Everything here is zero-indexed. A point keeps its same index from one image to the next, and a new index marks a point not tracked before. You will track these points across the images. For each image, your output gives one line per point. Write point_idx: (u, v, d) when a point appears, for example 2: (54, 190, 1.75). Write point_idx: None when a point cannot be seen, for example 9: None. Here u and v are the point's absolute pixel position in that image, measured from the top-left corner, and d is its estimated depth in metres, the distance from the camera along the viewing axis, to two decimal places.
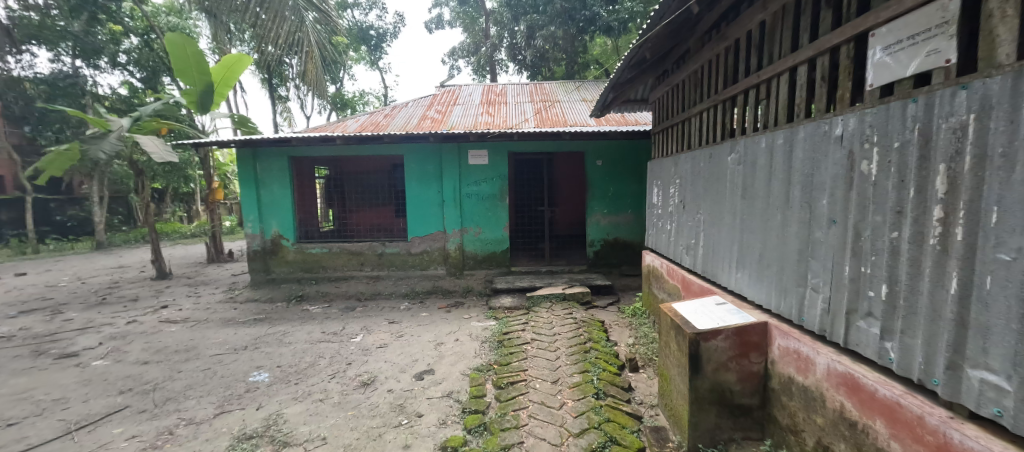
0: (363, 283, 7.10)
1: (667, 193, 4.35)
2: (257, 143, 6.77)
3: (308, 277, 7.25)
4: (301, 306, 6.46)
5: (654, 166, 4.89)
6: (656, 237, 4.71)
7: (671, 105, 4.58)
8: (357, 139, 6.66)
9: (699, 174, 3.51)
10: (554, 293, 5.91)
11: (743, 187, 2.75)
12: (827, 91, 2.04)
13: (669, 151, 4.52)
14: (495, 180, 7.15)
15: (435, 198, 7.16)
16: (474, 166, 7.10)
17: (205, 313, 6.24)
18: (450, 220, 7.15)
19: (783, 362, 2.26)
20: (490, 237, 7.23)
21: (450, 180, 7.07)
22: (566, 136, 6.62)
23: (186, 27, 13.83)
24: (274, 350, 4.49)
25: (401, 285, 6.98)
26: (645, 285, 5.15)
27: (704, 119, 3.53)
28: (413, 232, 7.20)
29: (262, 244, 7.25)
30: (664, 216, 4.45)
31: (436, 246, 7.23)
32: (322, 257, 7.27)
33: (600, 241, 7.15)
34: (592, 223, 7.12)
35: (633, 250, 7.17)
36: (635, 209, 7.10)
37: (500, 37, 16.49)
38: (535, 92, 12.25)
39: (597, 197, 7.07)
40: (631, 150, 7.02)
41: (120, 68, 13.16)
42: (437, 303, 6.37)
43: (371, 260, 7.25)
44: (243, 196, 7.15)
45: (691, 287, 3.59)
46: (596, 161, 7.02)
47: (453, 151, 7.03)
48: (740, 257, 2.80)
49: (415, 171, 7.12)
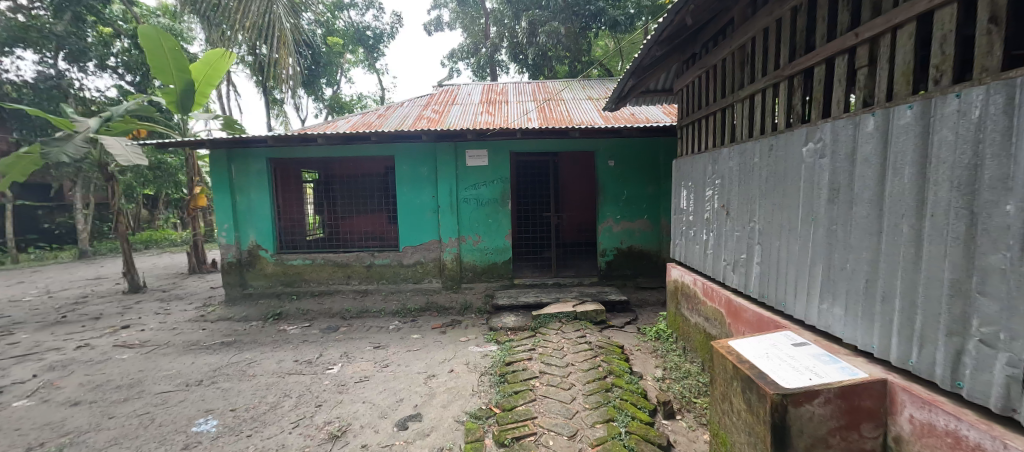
0: (349, 299, 6.37)
1: (701, 197, 3.64)
2: (232, 143, 6.08)
3: (288, 292, 6.52)
4: (277, 326, 5.73)
5: (681, 165, 4.19)
6: (687, 249, 3.98)
7: (702, 92, 3.87)
8: (341, 138, 5.97)
9: (752, 173, 2.80)
10: (564, 311, 5.18)
11: (832, 189, 2.03)
12: (1005, 37, 1.31)
13: (701, 147, 3.82)
14: (496, 183, 6.45)
15: (429, 204, 6.46)
16: (473, 168, 6.41)
17: (168, 335, 5.51)
18: (445, 227, 6.43)
19: (925, 445, 1.53)
20: (491, 246, 6.51)
21: (446, 183, 6.37)
22: (574, 133, 5.92)
23: (179, 29, 13.30)
24: (233, 387, 3.76)
25: (392, 301, 6.25)
26: (671, 303, 4.43)
27: (758, 103, 2.81)
28: (405, 242, 6.49)
29: (237, 255, 6.53)
30: (698, 225, 3.73)
31: (431, 256, 6.50)
32: (304, 270, 6.56)
33: (613, 250, 6.43)
34: (603, 230, 6.40)
35: (650, 260, 6.44)
36: (652, 214, 6.38)
37: (500, 37, 15.94)
38: (539, 91, 11.61)
39: (609, 201, 6.35)
40: (648, 148, 6.30)
41: (109, 71, 12.49)
42: (431, 322, 5.64)
43: (359, 272, 6.54)
44: (215, 202, 6.44)
45: (743, 315, 2.85)
46: (608, 162, 6.32)
47: (449, 151, 6.33)
48: (828, 282, 2.07)
49: (407, 173, 6.42)
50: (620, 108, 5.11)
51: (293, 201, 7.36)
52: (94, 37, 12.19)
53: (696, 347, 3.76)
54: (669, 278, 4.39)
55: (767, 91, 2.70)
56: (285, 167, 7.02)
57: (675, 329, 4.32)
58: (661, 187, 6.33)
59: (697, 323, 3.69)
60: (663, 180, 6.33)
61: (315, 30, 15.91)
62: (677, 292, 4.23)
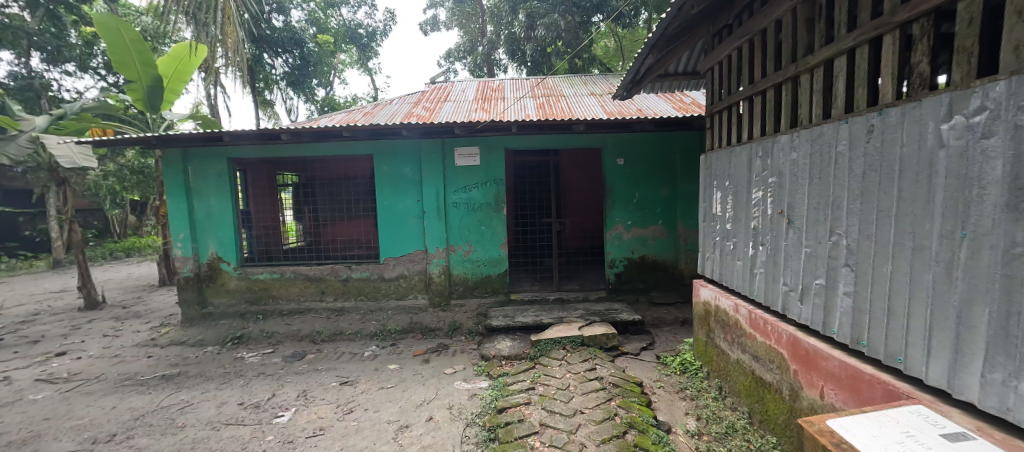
0: (322, 318, 5.56)
1: (744, 200, 2.85)
2: (184, 140, 5.29)
3: (253, 311, 5.72)
4: (234, 353, 4.92)
5: (711, 160, 3.40)
6: (723, 265, 3.18)
7: (739, 69, 3.08)
8: (309, 134, 5.18)
9: (833, 167, 2.01)
10: (569, 336, 4.37)
11: (1015, 187, 1.25)
12: None
13: (740, 137, 3.02)
14: (489, 185, 5.66)
15: (413, 209, 5.67)
16: (463, 167, 5.63)
17: (104, 366, 4.70)
18: (431, 236, 5.64)
19: None
20: (484, 257, 5.72)
21: (432, 185, 5.59)
22: (579, 126, 5.13)
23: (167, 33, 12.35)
24: (149, 446, 2.96)
25: (370, 321, 5.42)
26: (698, 330, 3.64)
27: (839, 71, 2.02)
28: (386, 252, 5.70)
29: (195, 269, 5.74)
30: (739, 235, 2.94)
31: (416, 268, 5.72)
32: (272, 285, 5.76)
33: (623, 260, 5.64)
34: (612, 238, 5.60)
35: (665, 272, 5.65)
36: (667, 218, 5.59)
37: (497, 32, 15.22)
38: (537, 88, 10.85)
39: (618, 205, 5.56)
40: (662, 143, 5.52)
41: (92, 72, 11.64)
42: (413, 348, 4.82)
43: (334, 288, 5.74)
44: (170, 208, 5.65)
45: (823, 365, 2.05)
46: (617, 160, 5.53)
47: (435, 149, 5.55)
48: (1008, 339, 1.28)
49: (388, 174, 5.64)
50: (635, 94, 4.34)
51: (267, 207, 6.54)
52: (77, 37, 11.38)
53: (739, 391, 2.95)
54: (697, 299, 3.61)
55: (858, 51, 1.90)
56: (255, 169, 6.24)
57: (706, 362, 3.52)
58: (678, 188, 5.54)
59: (742, 361, 2.89)
60: (679, 180, 5.53)
61: (304, 26, 15.21)
62: (707, 318, 3.44)
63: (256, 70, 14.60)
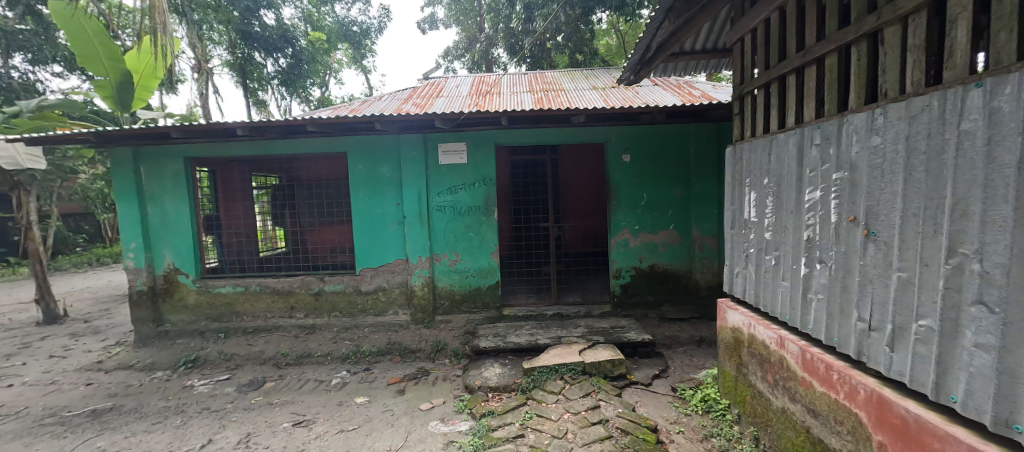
0: (291, 337, 4.92)
1: (794, 203, 2.18)
2: (131, 138, 4.67)
3: (213, 328, 5.11)
4: (183, 381, 4.29)
5: (742, 152, 2.73)
6: (761, 285, 2.52)
7: (781, 35, 2.40)
8: (271, 130, 4.55)
9: (952, 156, 1.35)
10: (568, 363, 3.71)
11: None
12: None
13: (783, 121, 2.35)
14: (478, 187, 5.01)
15: (392, 214, 5.03)
16: (448, 166, 4.99)
17: (32, 398, 4.08)
18: (413, 244, 4.98)
19: None
20: (472, 267, 5.07)
21: (413, 186, 4.94)
22: (579, 117, 4.47)
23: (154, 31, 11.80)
24: None
25: (342, 341, 4.78)
26: (725, 361, 2.97)
27: (956, 14, 1.35)
28: (363, 263, 5.07)
29: (149, 282, 5.12)
30: (784, 248, 2.28)
31: (396, 280, 5.07)
32: (235, 300, 5.14)
33: (630, 271, 4.97)
34: (617, 245, 4.94)
35: (677, 283, 4.98)
36: (679, 222, 4.92)
37: (495, 26, 14.49)
38: (535, 82, 10.22)
39: (624, 207, 4.90)
40: (673, 137, 4.85)
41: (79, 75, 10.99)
42: (388, 375, 4.17)
43: (305, 303, 5.12)
44: (120, 214, 5.04)
45: (933, 446, 1.41)
46: (622, 156, 4.87)
47: (415, 146, 4.91)
48: None
49: (364, 174, 5.00)
50: (645, 76, 3.71)
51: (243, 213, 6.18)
52: None
53: (785, 449, 2.28)
54: (724, 322, 2.96)
55: None
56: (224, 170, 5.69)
57: (736, 402, 2.85)
58: (692, 188, 4.86)
59: (789, 412, 2.23)
60: (693, 179, 4.85)
61: (295, 22, 14.66)
62: (738, 347, 2.78)
63: (247, 69, 13.96)
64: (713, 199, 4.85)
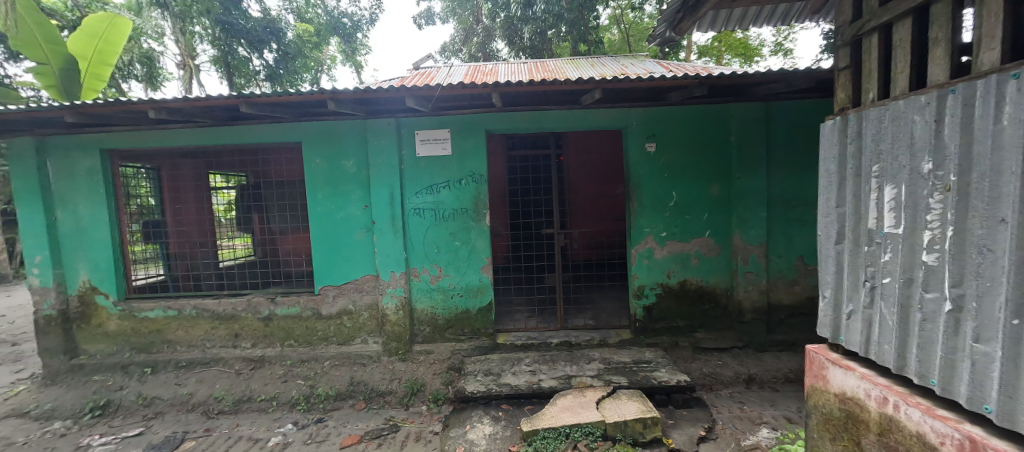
0: (232, 374, 3.94)
1: (1011, 204, 1.18)
2: (25, 124, 3.70)
3: (139, 362, 4.13)
4: (80, 438, 3.30)
5: (867, 123, 1.72)
6: (915, 340, 1.51)
7: None
8: (198, 111, 3.57)
9: None
10: (583, 424, 2.72)
11: None
12: None
13: (974, 61, 1.33)
14: (465, 184, 4.01)
15: (359, 219, 4.02)
16: (428, 159, 4.00)
17: None
18: (384, 256, 3.98)
19: None
20: (459, 284, 4.07)
21: (384, 184, 3.94)
22: (592, 95, 3.45)
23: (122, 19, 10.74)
24: None
25: (294, 380, 3.78)
26: (826, 441, 1.98)
27: None
28: (323, 280, 4.07)
29: (59, 305, 4.14)
30: (981, 287, 1.28)
31: (364, 301, 4.09)
32: (166, 326, 4.16)
33: (655, 289, 3.98)
34: (639, 256, 3.94)
35: (715, 304, 3.98)
36: (718, 228, 3.92)
37: (493, 15, 13.38)
38: (536, 71, 9.25)
39: (648, 209, 3.91)
40: (710, 121, 3.85)
41: None
42: (343, 432, 3.17)
43: (252, 330, 4.14)
44: (21, 221, 4.06)
45: None
46: (645, 145, 3.87)
47: (388, 133, 3.92)
48: None
49: (324, 170, 4.00)
50: (688, 31, 2.70)
51: (197, 215, 5.46)
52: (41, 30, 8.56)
53: None
54: (824, 383, 1.97)
55: None
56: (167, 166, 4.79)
57: None
58: (735, 185, 3.85)
59: None
60: (736, 173, 3.84)
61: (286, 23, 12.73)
62: (854, 428, 1.79)
63: (239, 70, 11.93)
64: (762, 198, 3.83)
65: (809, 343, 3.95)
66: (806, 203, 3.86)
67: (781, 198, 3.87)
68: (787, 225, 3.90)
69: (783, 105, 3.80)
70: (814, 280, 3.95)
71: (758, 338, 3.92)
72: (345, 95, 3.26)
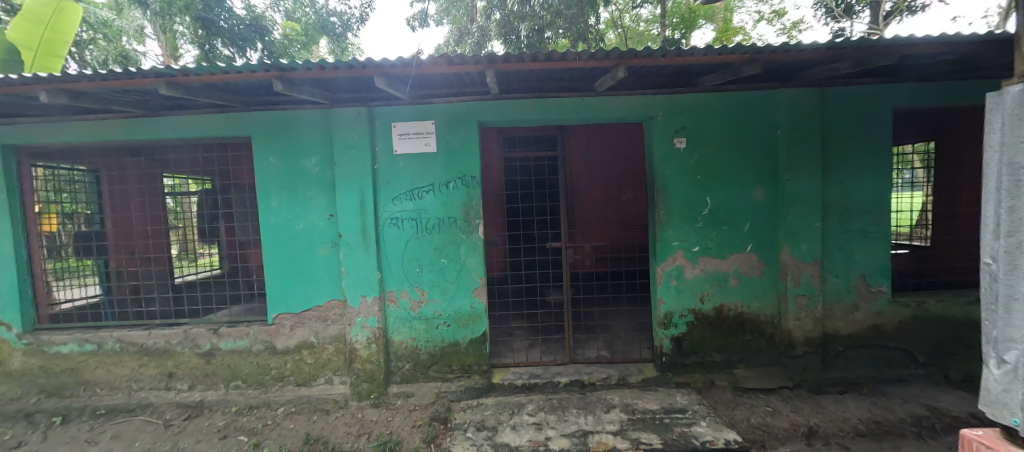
0: (159, 427, 3.12)
1: None
2: None
3: (47, 409, 3.32)
4: None
5: None
6: None
7: None
8: (112, 94, 2.81)
9: None
10: None
11: None
12: None
13: None
14: (453, 189, 3.28)
15: (323, 231, 3.27)
16: (408, 158, 3.26)
17: None
18: (353, 277, 3.22)
19: None
20: (446, 311, 3.32)
21: (353, 188, 3.20)
22: (610, 77, 2.75)
23: None
24: None
25: (235, 436, 2.98)
26: None
27: None
28: (279, 306, 3.31)
29: None
30: None
31: (330, 334, 3.32)
32: (84, 364, 3.37)
33: (685, 316, 3.26)
34: (666, 275, 3.23)
35: (758, 333, 3.27)
36: (761, 242, 3.22)
37: (488, 14, 12.64)
38: None
39: (676, 217, 3.20)
40: (753, 111, 3.16)
41: None
42: None
43: (191, 368, 3.36)
44: None
45: None
46: (675, 140, 3.17)
47: (359, 126, 3.18)
48: None
49: (280, 171, 3.24)
50: None
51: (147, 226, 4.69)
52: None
53: None
54: None
55: None
56: (103, 167, 4.04)
57: None
58: (783, 188, 3.15)
59: None
60: (786, 174, 3.13)
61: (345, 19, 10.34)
62: None
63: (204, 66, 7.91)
64: (816, 206, 3.13)
65: (873, 382, 3.23)
66: (869, 210, 3.17)
67: (838, 205, 3.18)
68: (845, 238, 3.20)
69: (840, 91, 3.12)
70: (877, 306, 3.25)
71: (811, 376, 3.21)
72: (294, 74, 2.51)
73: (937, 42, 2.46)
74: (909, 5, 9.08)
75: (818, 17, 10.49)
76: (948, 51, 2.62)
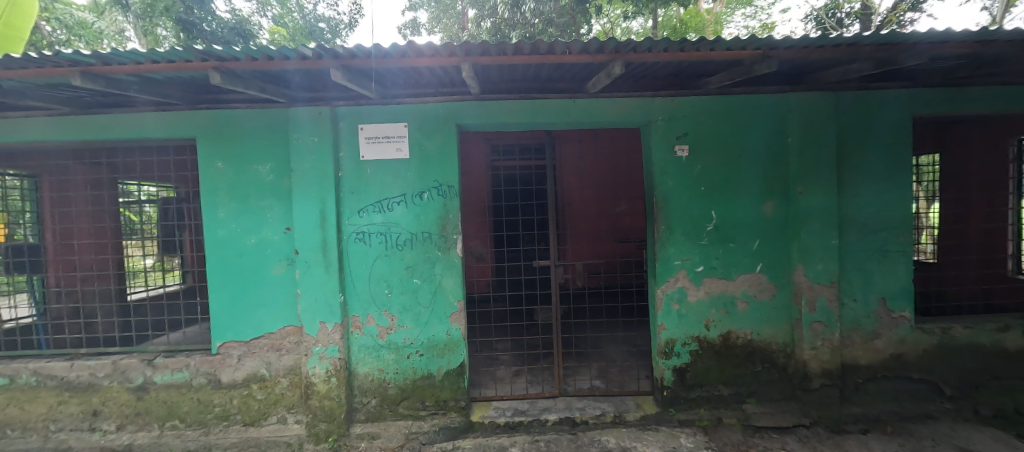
0: None
1: None
2: None
3: None
4: None
5: None
6: None
7: None
8: (24, 86, 2.40)
9: None
10: None
11: None
12: None
13: None
14: (428, 200, 2.90)
15: (278, 247, 2.86)
16: (377, 165, 2.88)
17: None
18: (310, 300, 2.81)
19: None
20: (417, 338, 2.91)
21: (313, 197, 2.80)
22: (605, 75, 2.42)
23: None
24: None
25: None
26: None
27: None
28: (225, 334, 2.87)
29: None
30: None
31: (283, 365, 2.88)
32: None
33: (688, 344, 2.90)
34: (667, 298, 2.87)
35: (769, 364, 2.92)
36: (771, 261, 2.90)
37: (479, 22, 12.41)
38: None
39: (678, 233, 2.86)
40: (761, 117, 2.86)
41: None
42: None
43: (120, 406, 2.88)
44: None
45: None
46: (676, 147, 2.85)
47: (321, 127, 2.80)
48: None
49: (230, 178, 2.84)
50: None
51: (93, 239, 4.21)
52: None
53: None
54: None
55: None
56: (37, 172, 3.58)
57: None
58: (795, 202, 2.83)
59: None
60: (798, 186, 2.82)
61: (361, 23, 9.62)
62: None
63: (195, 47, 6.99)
64: (832, 222, 2.81)
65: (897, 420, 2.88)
66: (888, 227, 2.87)
67: (855, 220, 2.87)
68: (864, 258, 2.88)
69: (855, 96, 2.85)
70: (900, 333, 2.92)
71: (829, 412, 2.86)
72: (236, 65, 2.14)
73: (972, 41, 2.17)
74: (900, 18, 8.98)
75: (810, 31, 10.46)
76: (980, 52, 2.34)
